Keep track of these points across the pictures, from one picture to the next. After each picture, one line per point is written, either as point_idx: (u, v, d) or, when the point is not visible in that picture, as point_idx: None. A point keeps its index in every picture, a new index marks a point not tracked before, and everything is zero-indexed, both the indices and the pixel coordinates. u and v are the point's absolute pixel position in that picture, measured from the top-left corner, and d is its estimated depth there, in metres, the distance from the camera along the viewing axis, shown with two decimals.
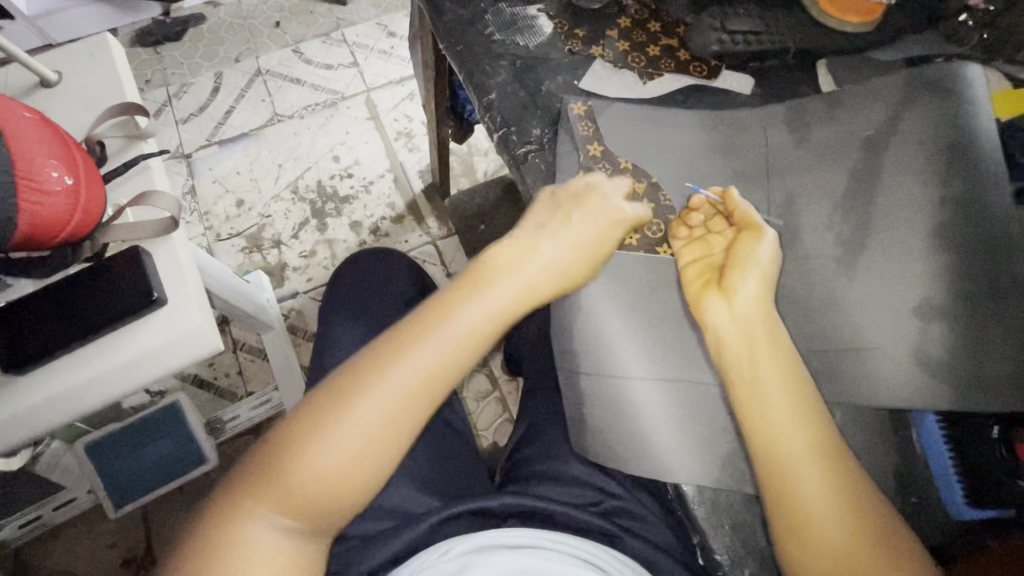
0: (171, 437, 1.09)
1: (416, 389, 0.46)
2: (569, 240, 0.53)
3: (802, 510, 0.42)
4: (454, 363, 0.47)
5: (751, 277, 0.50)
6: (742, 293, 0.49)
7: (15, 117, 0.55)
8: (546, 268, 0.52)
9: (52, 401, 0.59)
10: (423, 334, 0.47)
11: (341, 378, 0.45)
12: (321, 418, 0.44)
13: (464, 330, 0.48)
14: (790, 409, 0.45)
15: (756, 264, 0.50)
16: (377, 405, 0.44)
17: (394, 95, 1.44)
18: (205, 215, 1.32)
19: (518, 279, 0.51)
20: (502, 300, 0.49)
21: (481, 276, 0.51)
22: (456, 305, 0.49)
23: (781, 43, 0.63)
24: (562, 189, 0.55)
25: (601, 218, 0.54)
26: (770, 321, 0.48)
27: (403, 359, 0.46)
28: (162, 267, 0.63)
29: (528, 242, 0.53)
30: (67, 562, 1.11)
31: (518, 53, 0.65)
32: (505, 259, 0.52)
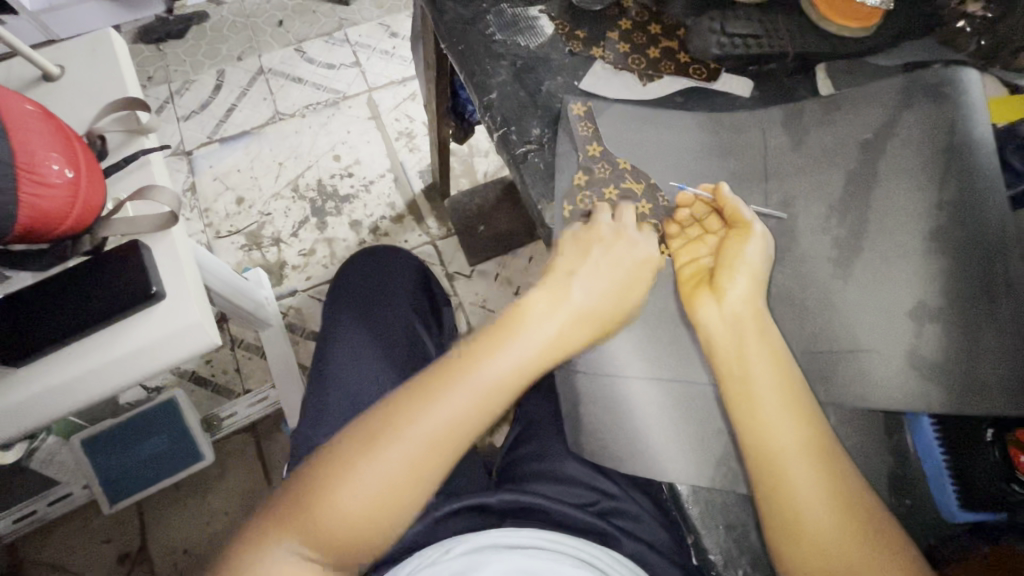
0: (168, 433, 1.11)
1: (443, 438, 0.46)
2: (598, 285, 0.52)
3: (794, 510, 0.42)
4: (481, 414, 0.47)
5: (740, 277, 0.50)
6: (733, 293, 0.50)
7: (17, 109, 0.55)
8: (583, 307, 0.51)
9: (51, 394, 0.59)
10: (459, 375, 0.47)
11: (371, 422, 0.46)
12: (349, 461, 0.44)
13: (493, 380, 0.47)
14: (782, 408, 0.45)
15: (747, 265, 0.51)
16: (405, 452, 0.45)
17: (396, 95, 1.45)
18: (206, 212, 1.33)
19: (548, 327, 0.50)
20: (531, 350, 0.49)
21: (511, 323, 0.50)
22: (486, 353, 0.48)
23: (781, 48, 0.62)
24: (587, 227, 0.55)
25: (629, 261, 0.53)
26: (762, 322, 0.49)
27: (437, 399, 0.46)
28: (161, 261, 0.63)
29: (558, 287, 0.52)
30: (60, 558, 1.11)
31: (519, 53, 0.66)
32: (536, 306, 0.51)
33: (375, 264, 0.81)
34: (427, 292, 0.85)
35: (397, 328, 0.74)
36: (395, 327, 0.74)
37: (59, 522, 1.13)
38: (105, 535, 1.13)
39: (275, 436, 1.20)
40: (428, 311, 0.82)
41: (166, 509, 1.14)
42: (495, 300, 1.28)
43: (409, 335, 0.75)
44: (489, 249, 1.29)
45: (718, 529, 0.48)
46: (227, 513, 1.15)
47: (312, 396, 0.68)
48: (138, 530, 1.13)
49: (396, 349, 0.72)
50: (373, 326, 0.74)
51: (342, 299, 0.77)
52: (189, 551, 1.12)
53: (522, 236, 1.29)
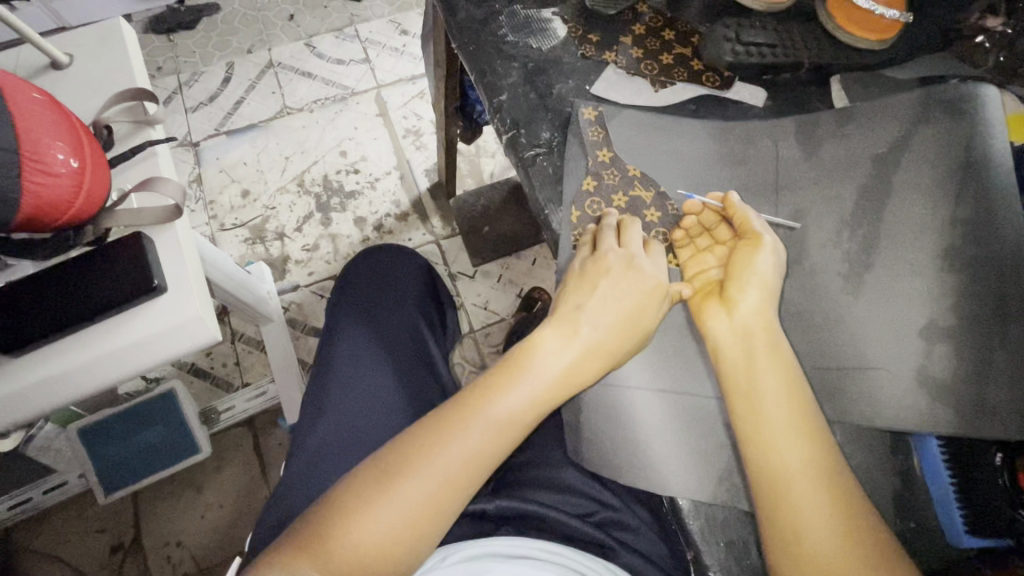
0: (165, 424, 1.11)
1: (459, 473, 0.45)
2: (606, 317, 0.50)
3: (795, 529, 0.41)
4: (495, 451, 0.46)
5: (752, 289, 0.49)
6: (745, 306, 0.49)
7: (23, 95, 0.54)
8: (596, 344, 0.49)
9: (48, 384, 0.58)
10: (473, 415, 0.47)
11: (385, 458, 0.45)
12: (364, 495, 0.43)
13: (506, 416, 0.47)
14: (790, 424, 0.44)
15: (757, 277, 0.50)
16: (421, 488, 0.43)
17: (404, 92, 1.44)
18: (211, 204, 1.32)
19: (561, 363, 0.49)
20: (542, 388, 0.48)
21: (520, 360, 0.49)
22: (497, 390, 0.48)
23: (795, 58, 0.62)
24: (593, 258, 0.53)
25: (636, 292, 0.51)
26: (774, 337, 0.48)
27: (453, 440, 0.45)
28: (163, 253, 0.63)
29: (565, 323, 0.51)
30: (54, 546, 1.11)
31: (530, 55, 0.65)
32: (545, 343, 0.50)
33: (383, 262, 0.80)
34: (432, 293, 0.84)
35: (401, 328, 0.73)
36: (401, 327, 0.74)
37: (55, 510, 1.13)
38: (99, 525, 1.12)
39: (272, 431, 1.20)
40: (433, 313, 0.82)
41: (161, 501, 1.14)
42: (497, 302, 1.27)
43: (413, 335, 0.74)
44: (492, 250, 1.28)
45: (718, 545, 0.47)
46: (221, 507, 1.14)
47: (313, 393, 0.68)
48: (132, 521, 1.13)
49: (398, 350, 0.71)
50: (377, 325, 0.73)
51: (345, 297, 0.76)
52: (182, 544, 1.12)
53: (527, 239, 1.29)
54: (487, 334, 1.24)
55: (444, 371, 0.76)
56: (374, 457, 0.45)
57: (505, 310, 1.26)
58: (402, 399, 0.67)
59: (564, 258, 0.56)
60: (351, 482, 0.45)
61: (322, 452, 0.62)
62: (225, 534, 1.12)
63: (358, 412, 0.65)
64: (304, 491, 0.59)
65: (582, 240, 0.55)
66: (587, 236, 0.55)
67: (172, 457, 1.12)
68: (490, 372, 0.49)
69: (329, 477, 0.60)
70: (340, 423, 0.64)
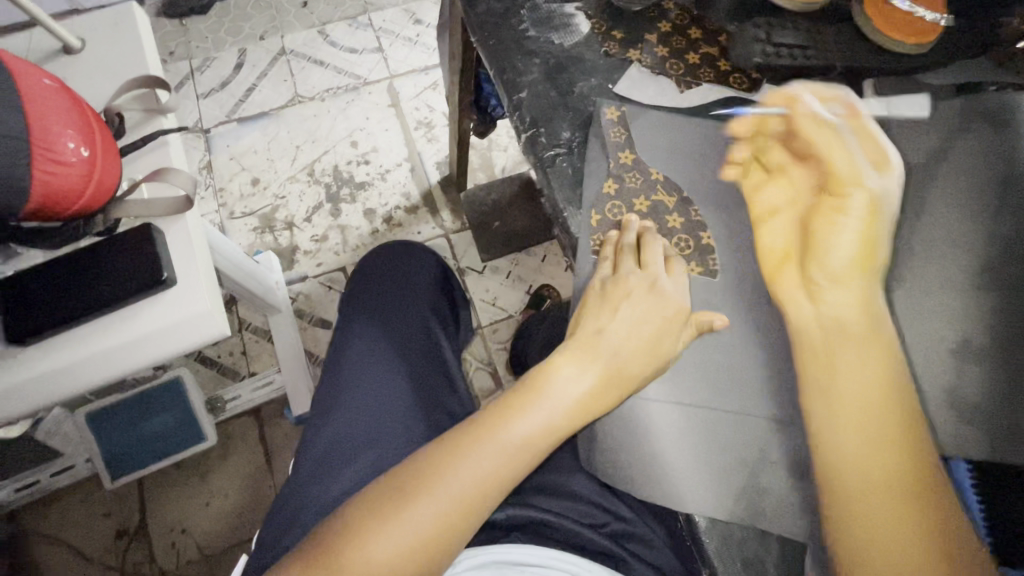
0: (171, 412, 1.11)
1: (472, 496, 0.43)
2: (627, 341, 0.49)
3: (871, 542, 0.39)
4: (509, 476, 0.45)
5: (846, 217, 0.45)
6: (834, 286, 0.44)
7: (34, 82, 0.53)
8: (616, 369, 0.48)
9: (55, 374, 0.58)
10: (488, 438, 0.45)
11: (399, 476, 0.44)
12: (379, 512, 0.42)
13: (522, 440, 0.46)
14: (874, 433, 0.41)
15: (843, 200, 0.45)
16: (434, 509, 0.42)
17: (417, 83, 1.42)
18: (220, 192, 1.31)
19: (579, 387, 0.48)
20: (559, 414, 0.47)
21: (537, 381, 0.48)
22: (513, 412, 0.47)
23: (826, 61, 0.59)
24: (614, 280, 0.51)
25: (657, 317, 0.50)
26: (872, 304, 0.44)
27: (466, 463, 0.44)
28: (173, 246, 0.62)
29: (585, 348, 0.50)
30: (60, 529, 1.11)
31: (552, 51, 0.63)
32: (563, 367, 0.49)
33: (400, 260, 0.79)
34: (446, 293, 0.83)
35: (416, 330, 0.72)
36: (414, 330, 0.72)
37: (61, 494, 1.13)
38: (104, 510, 1.13)
39: (277, 421, 1.20)
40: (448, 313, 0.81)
41: (165, 488, 1.14)
42: (505, 298, 1.25)
43: (427, 338, 0.72)
44: (502, 246, 1.27)
45: (734, 564, 0.46)
46: (226, 495, 1.14)
47: (325, 391, 0.66)
48: (137, 507, 1.13)
49: (412, 353, 0.69)
50: (390, 327, 0.71)
51: (360, 298, 0.75)
52: (186, 531, 1.12)
53: (539, 236, 1.27)
54: (495, 331, 1.23)
55: (458, 374, 0.74)
56: (387, 477, 0.45)
57: (514, 306, 1.25)
58: (412, 404, 0.65)
59: (585, 269, 0.54)
60: (362, 501, 0.44)
61: (329, 454, 0.60)
62: (229, 523, 1.13)
63: (365, 416, 0.63)
64: (310, 492, 0.58)
65: (605, 251, 0.53)
66: (611, 249, 0.53)
67: (178, 445, 1.12)
68: (505, 394, 0.48)
69: (334, 479, 0.58)
70: (348, 426, 0.62)
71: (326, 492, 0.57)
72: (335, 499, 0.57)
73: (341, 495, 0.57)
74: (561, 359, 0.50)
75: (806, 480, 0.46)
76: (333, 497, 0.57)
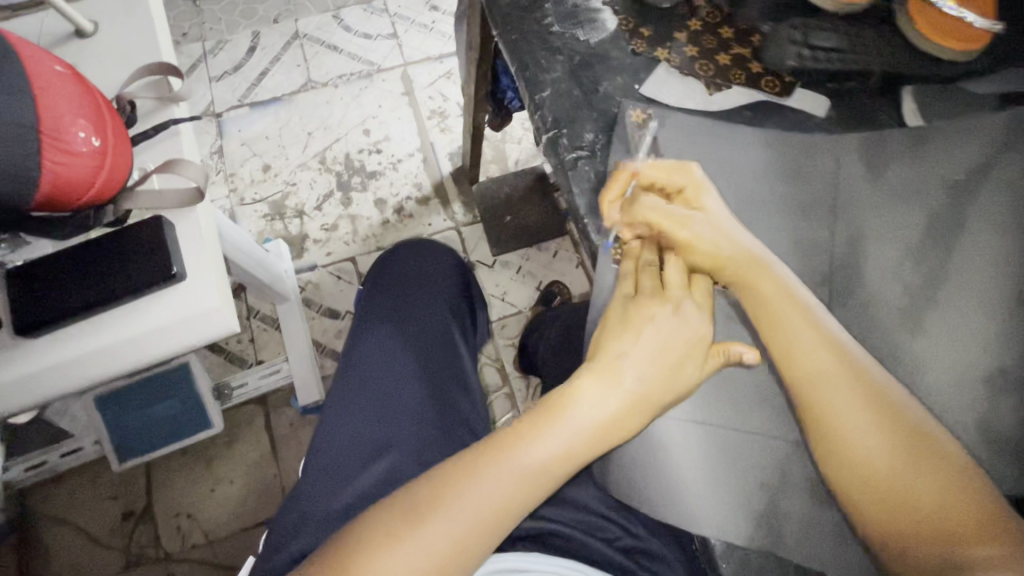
0: (179, 398, 1.09)
1: (490, 518, 0.42)
2: (651, 368, 0.45)
3: (905, 507, 0.40)
4: (526, 500, 0.43)
5: (693, 225, 0.47)
6: (768, 285, 0.46)
7: (44, 68, 0.52)
8: (638, 395, 0.45)
9: (64, 367, 0.57)
10: (503, 461, 0.43)
11: (414, 494, 0.43)
12: (398, 530, 0.41)
13: (541, 465, 0.44)
14: (862, 411, 0.43)
15: (682, 212, 0.48)
16: (450, 531, 0.41)
17: (431, 71, 1.39)
18: (231, 177, 1.30)
19: (601, 413, 0.44)
20: (577, 440, 0.44)
21: (556, 404, 0.45)
22: (530, 436, 0.44)
23: (866, 65, 0.58)
24: (638, 300, 0.48)
25: (685, 339, 0.46)
26: (753, 275, 0.46)
27: (479, 485, 0.43)
28: (184, 240, 0.61)
29: (605, 370, 0.46)
30: (67, 509, 1.12)
31: (576, 48, 0.61)
32: (583, 392, 0.45)
33: (419, 260, 0.79)
34: (465, 292, 0.82)
35: (432, 331, 0.71)
36: (429, 331, 0.71)
37: (69, 474, 1.14)
38: (111, 492, 1.14)
39: (283, 409, 1.19)
40: (466, 312, 0.80)
41: (173, 473, 1.15)
42: (515, 294, 1.24)
43: (445, 341, 0.71)
44: (514, 240, 1.25)
45: None
46: (232, 482, 1.15)
47: (338, 393, 0.65)
48: (144, 490, 1.14)
49: (426, 355, 0.68)
50: (402, 328, 0.70)
51: (377, 296, 0.74)
52: (192, 516, 1.12)
53: (551, 232, 1.25)
54: (504, 326, 1.22)
55: (473, 377, 0.73)
56: (400, 493, 0.44)
57: (523, 302, 1.23)
58: (425, 409, 0.63)
59: (607, 280, 0.53)
60: (376, 517, 0.43)
61: (341, 461, 0.60)
62: (235, 509, 1.13)
63: (375, 419, 0.62)
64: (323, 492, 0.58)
65: (625, 268, 0.51)
66: (631, 265, 0.51)
67: (184, 432, 1.12)
68: (520, 418, 0.45)
69: (343, 487, 0.58)
70: (362, 430, 0.62)
71: (337, 497, 0.57)
72: (343, 506, 0.57)
73: (350, 501, 0.57)
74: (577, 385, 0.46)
75: (826, 506, 0.45)
76: (341, 505, 0.57)
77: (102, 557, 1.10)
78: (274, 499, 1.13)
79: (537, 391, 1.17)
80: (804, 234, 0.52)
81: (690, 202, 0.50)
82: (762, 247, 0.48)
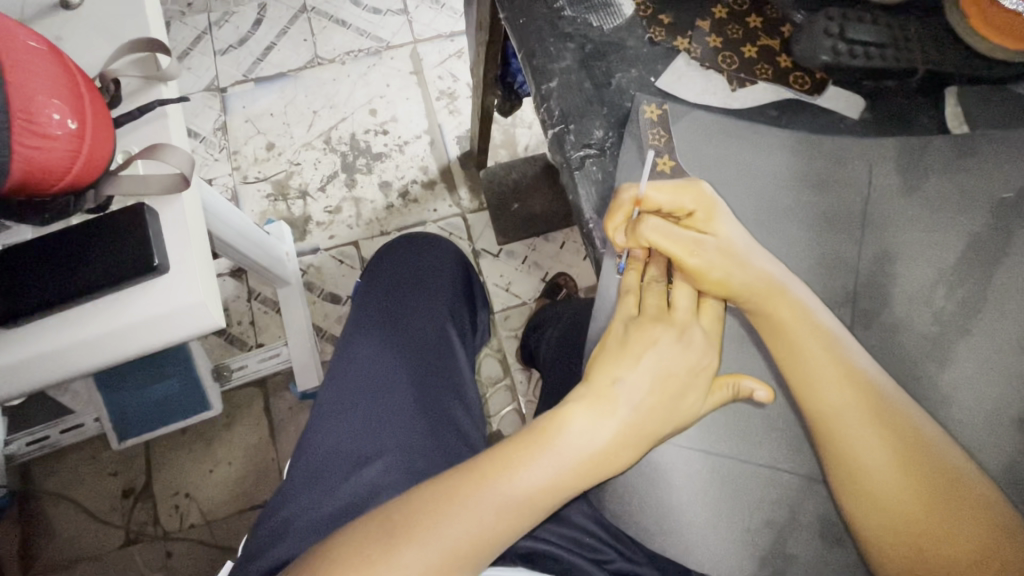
0: (180, 376, 1.02)
1: (467, 547, 0.40)
2: (648, 397, 0.44)
3: (920, 547, 0.38)
4: (508, 531, 0.41)
5: (702, 251, 0.44)
6: (788, 313, 0.43)
7: (16, 43, 0.45)
8: (632, 426, 0.43)
9: (41, 359, 0.51)
10: (487, 485, 0.41)
11: (393, 513, 0.41)
12: (371, 552, 0.39)
13: (526, 495, 0.41)
14: (885, 446, 0.40)
15: (690, 237, 0.44)
16: (428, 558, 0.39)
17: (442, 50, 1.33)
18: (234, 155, 1.26)
19: (592, 443, 0.43)
20: (565, 471, 0.42)
21: (545, 431, 0.43)
22: (518, 464, 0.42)
23: (909, 62, 0.52)
24: (639, 323, 0.46)
25: (684, 369, 0.44)
26: (773, 302, 0.43)
27: (460, 510, 0.41)
28: (168, 232, 0.54)
29: (600, 398, 0.44)
30: (65, 485, 1.07)
31: (590, 35, 0.57)
32: (574, 419, 0.43)
33: (418, 255, 0.76)
34: (465, 288, 0.79)
35: (428, 331, 0.68)
36: (424, 332, 0.68)
37: (70, 449, 1.08)
38: (109, 469, 1.08)
39: (282, 394, 1.13)
40: (465, 310, 0.78)
41: (171, 453, 1.09)
42: (520, 284, 1.20)
43: (442, 341, 0.69)
44: (521, 230, 1.21)
45: None
46: (231, 464, 1.09)
47: (329, 392, 0.63)
48: (144, 467, 1.08)
49: (420, 357, 0.65)
50: (397, 329, 0.67)
51: (373, 293, 0.72)
52: (191, 495, 1.07)
53: (558, 222, 1.21)
54: (506, 318, 1.18)
55: (470, 380, 0.71)
56: (381, 510, 0.42)
57: (528, 293, 1.19)
58: (415, 417, 0.60)
59: (611, 292, 0.50)
60: (357, 535, 0.41)
61: (329, 464, 0.57)
62: (234, 491, 1.07)
63: (364, 423, 0.60)
64: (309, 500, 0.56)
65: (628, 283, 0.48)
66: (636, 280, 0.48)
67: (182, 412, 1.05)
68: (506, 441, 0.44)
69: (329, 494, 0.56)
70: (351, 433, 0.59)
71: (322, 506, 0.55)
72: (328, 515, 0.55)
73: (335, 509, 0.55)
74: (568, 413, 0.44)
75: (839, 548, 0.44)
76: (326, 515, 0.55)
77: (101, 533, 1.05)
78: (272, 481, 1.07)
79: (538, 385, 1.15)
80: (827, 249, 0.48)
81: (699, 225, 0.46)
82: (781, 269, 0.45)
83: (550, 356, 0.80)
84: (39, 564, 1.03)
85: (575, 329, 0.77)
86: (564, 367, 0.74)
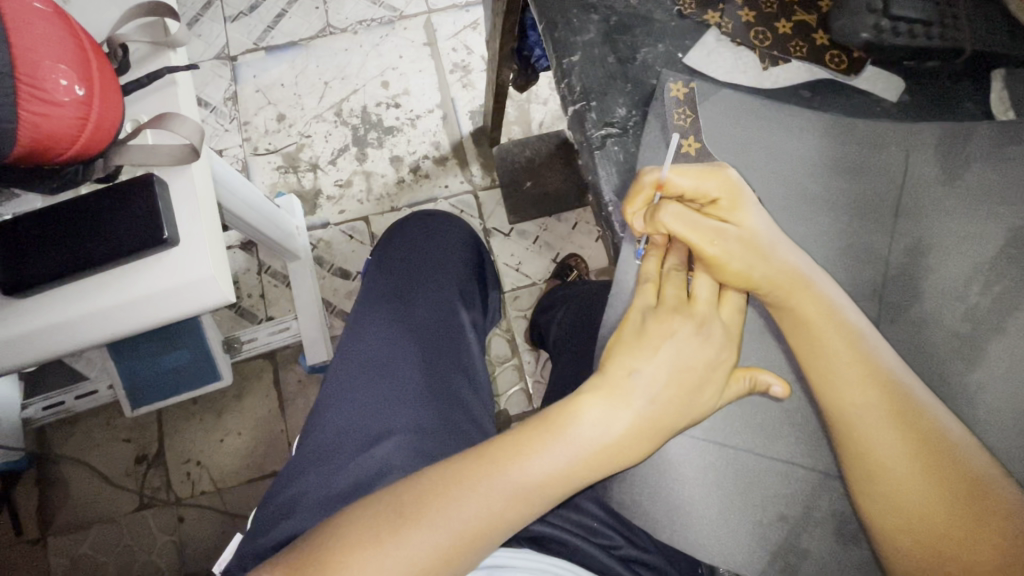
0: (190, 347, 1.03)
1: (474, 531, 0.40)
2: (664, 389, 0.43)
3: (937, 552, 0.37)
4: (515, 517, 0.41)
5: (722, 240, 0.42)
6: (811, 309, 0.41)
7: (20, 5, 0.43)
8: (645, 418, 0.42)
9: (50, 330, 0.50)
10: (495, 471, 0.41)
11: (400, 496, 0.41)
12: (378, 532, 0.39)
13: (535, 483, 0.41)
14: (906, 446, 0.38)
15: (711, 225, 0.42)
16: (434, 540, 0.39)
17: (457, 20, 1.29)
18: (244, 125, 1.24)
19: (604, 434, 0.42)
20: (573, 460, 0.41)
21: (557, 419, 0.43)
22: (528, 451, 0.42)
23: (955, 42, 0.49)
24: (657, 312, 0.45)
25: (701, 360, 0.43)
26: (794, 299, 0.42)
27: (467, 494, 0.40)
28: (178, 204, 0.52)
29: (614, 388, 0.43)
30: (78, 451, 1.09)
31: (615, 8, 0.54)
32: (587, 409, 0.42)
33: (429, 234, 0.75)
34: (477, 268, 0.78)
35: (437, 310, 0.67)
36: (435, 313, 0.67)
37: (84, 416, 1.10)
38: (122, 436, 1.10)
39: (291, 366, 1.13)
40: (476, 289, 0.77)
41: (183, 422, 1.10)
42: (530, 264, 1.18)
43: (453, 322, 0.68)
44: (533, 208, 1.19)
45: None
46: (241, 434, 1.10)
47: (340, 370, 0.62)
48: (156, 435, 1.10)
49: (430, 336, 0.65)
50: (406, 308, 0.66)
51: (384, 272, 0.71)
52: (201, 463, 1.08)
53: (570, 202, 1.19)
54: (516, 298, 1.17)
55: (480, 361, 0.70)
56: (389, 491, 0.41)
57: (538, 274, 1.18)
58: (424, 398, 0.60)
59: (629, 277, 0.49)
60: (363, 515, 0.40)
61: (336, 442, 0.57)
62: (244, 461, 1.09)
63: (372, 403, 0.59)
64: (316, 477, 0.56)
65: (648, 271, 0.47)
66: (655, 268, 0.47)
67: (193, 383, 1.06)
68: (516, 429, 0.43)
69: (336, 473, 0.55)
70: (359, 412, 0.59)
71: (329, 483, 0.55)
72: (335, 492, 0.55)
73: (342, 488, 0.55)
74: (580, 404, 0.43)
75: (853, 545, 0.44)
76: (334, 492, 0.55)
77: (115, 497, 1.07)
78: (281, 453, 1.08)
79: (545, 366, 1.15)
80: (857, 240, 0.46)
81: (722, 213, 0.44)
82: (806, 261, 0.43)
83: (558, 337, 0.80)
84: (55, 526, 1.06)
85: (586, 311, 0.76)
86: (574, 351, 0.73)
